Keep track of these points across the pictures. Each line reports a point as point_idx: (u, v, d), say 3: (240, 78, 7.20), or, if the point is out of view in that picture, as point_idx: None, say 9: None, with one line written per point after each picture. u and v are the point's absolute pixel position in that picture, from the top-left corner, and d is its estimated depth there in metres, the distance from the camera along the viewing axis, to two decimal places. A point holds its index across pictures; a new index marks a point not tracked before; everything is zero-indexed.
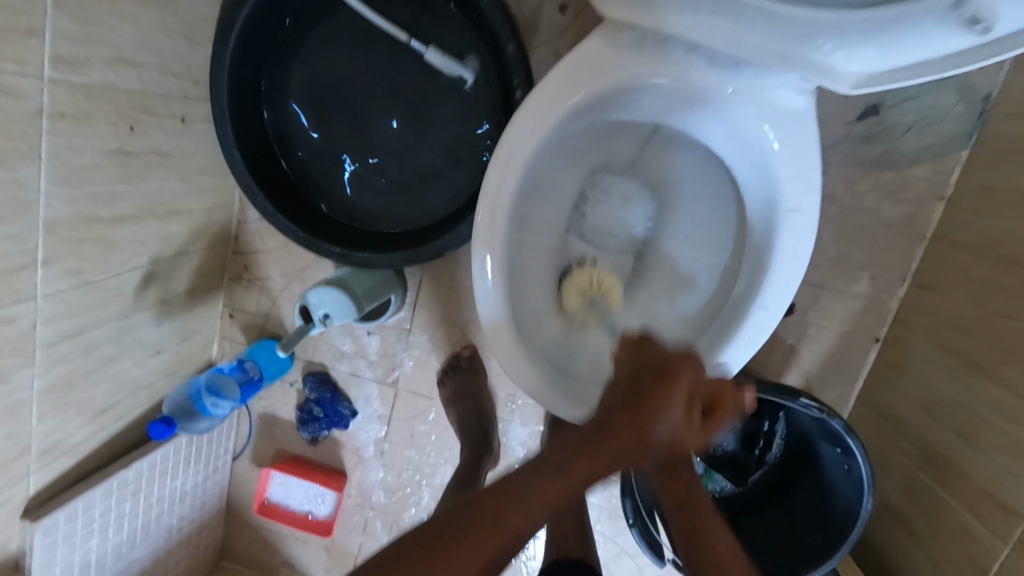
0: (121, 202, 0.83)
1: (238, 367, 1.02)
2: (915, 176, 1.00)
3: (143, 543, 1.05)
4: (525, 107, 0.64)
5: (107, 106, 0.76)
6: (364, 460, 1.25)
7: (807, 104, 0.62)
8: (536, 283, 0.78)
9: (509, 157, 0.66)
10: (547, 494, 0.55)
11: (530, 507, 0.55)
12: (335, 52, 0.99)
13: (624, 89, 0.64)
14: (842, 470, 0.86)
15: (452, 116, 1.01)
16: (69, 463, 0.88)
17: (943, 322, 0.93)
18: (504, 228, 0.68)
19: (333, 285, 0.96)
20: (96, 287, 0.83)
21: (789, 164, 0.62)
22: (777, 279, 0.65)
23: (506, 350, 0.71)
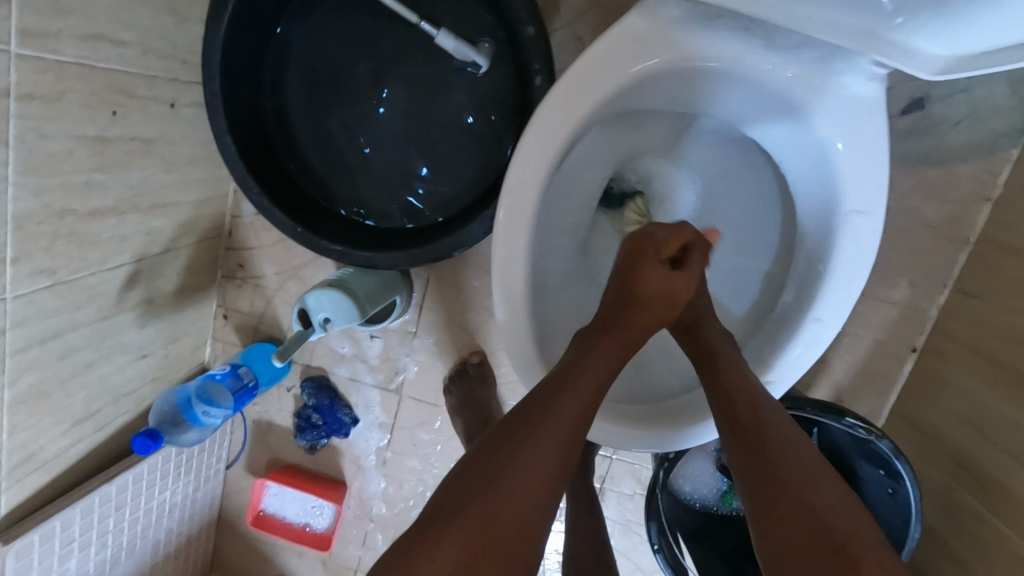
0: (100, 194, 0.75)
1: (232, 372, 0.95)
2: (961, 174, 0.93)
3: (128, 559, 0.99)
4: (555, 91, 0.57)
5: (83, 87, 0.69)
6: (364, 470, 1.18)
7: (878, 92, 0.54)
8: (558, 289, 0.71)
9: (534, 148, 0.58)
10: (557, 428, 0.50)
11: (553, 447, 0.49)
12: (338, 33, 0.92)
13: (666, 71, 0.57)
14: (885, 494, 0.80)
15: (464, 105, 0.93)
16: (44, 478, 0.81)
17: (990, 333, 0.86)
18: (527, 228, 0.61)
19: (334, 287, 0.88)
20: (73, 288, 0.76)
21: (854, 160, 0.55)
22: (835, 291, 0.58)
23: (528, 365, 0.64)
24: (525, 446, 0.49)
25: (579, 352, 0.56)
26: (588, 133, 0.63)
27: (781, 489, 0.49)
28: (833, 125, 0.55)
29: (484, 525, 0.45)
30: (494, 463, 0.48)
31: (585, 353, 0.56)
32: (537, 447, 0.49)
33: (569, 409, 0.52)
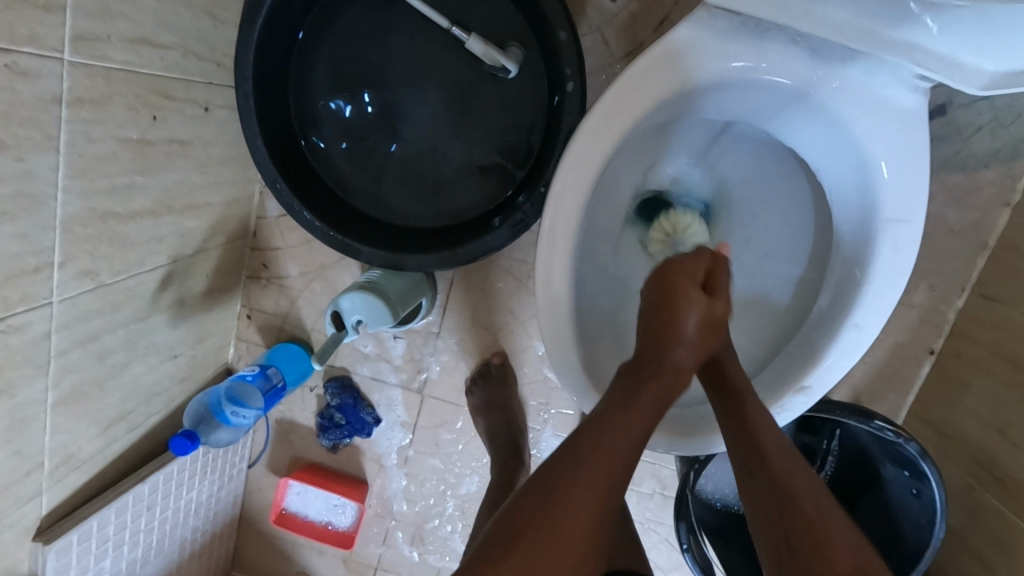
0: (139, 196, 0.76)
1: (261, 374, 0.96)
2: (983, 179, 0.95)
3: (156, 558, 1.00)
4: (602, 99, 0.58)
5: (127, 91, 0.69)
6: (386, 469, 1.19)
7: (920, 104, 0.56)
8: (594, 292, 0.72)
9: (581, 154, 0.60)
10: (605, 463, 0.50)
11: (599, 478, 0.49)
12: (370, 36, 0.93)
13: (714, 81, 0.58)
14: (909, 495, 0.82)
15: (493, 108, 0.94)
16: (81, 478, 0.82)
17: (1010, 335, 0.87)
18: (571, 234, 0.62)
19: (366, 290, 0.89)
20: (112, 290, 0.76)
21: (895, 170, 0.56)
22: (873, 297, 0.59)
23: (568, 366, 0.65)
24: (572, 477, 0.49)
25: (621, 387, 0.55)
26: (631, 141, 0.64)
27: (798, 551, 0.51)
28: (876, 133, 0.56)
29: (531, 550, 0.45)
30: (545, 493, 0.48)
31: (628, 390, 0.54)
32: (583, 484, 0.49)
33: (621, 446, 0.51)
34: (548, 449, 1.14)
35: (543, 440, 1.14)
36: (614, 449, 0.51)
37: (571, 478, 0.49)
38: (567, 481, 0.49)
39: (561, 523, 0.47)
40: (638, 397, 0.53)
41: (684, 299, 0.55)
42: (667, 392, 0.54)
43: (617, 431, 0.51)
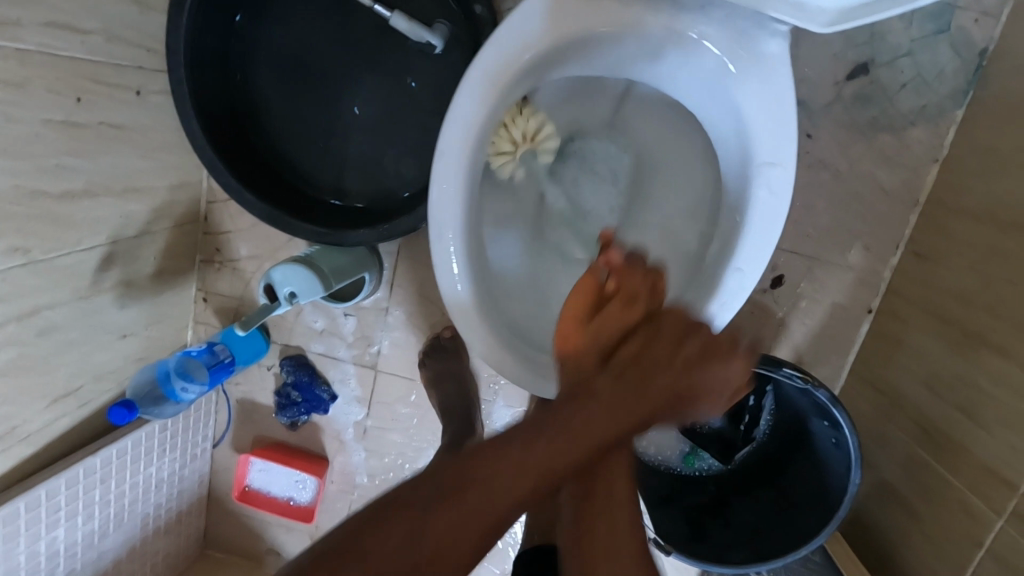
0: (70, 176, 0.79)
1: (208, 349, 0.99)
2: (911, 137, 0.96)
3: (117, 533, 1.03)
4: (481, 54, 0.62)
5: (48, 73, 0.73)
6: (345, 445, 1.22)
7: (781, 48, 0.59)
8: (507, 250, 0.77)
9: (466, 109, 0.63)
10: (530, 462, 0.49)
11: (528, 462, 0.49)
12: (300, 20, 0.95)
13: (586, 37, 0.62)
14: (831, 445, 0.83)
15: (424, 84, 0.96)
16: (29, 450, 0.86)
17: (941, 290, 0.89)
18: (462, 191, 0.66)
19: (299, 263, 0.92)
20: (47, 267, 0.79)
21: (765, 113, 0.59)
22: (754, 239, 0.62)
23: (470, 322, 0.69)
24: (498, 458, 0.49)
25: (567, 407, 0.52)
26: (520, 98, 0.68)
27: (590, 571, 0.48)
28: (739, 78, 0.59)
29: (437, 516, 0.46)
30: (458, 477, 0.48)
31: (587, 413, 0.51)
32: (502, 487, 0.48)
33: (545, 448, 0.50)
34: (500, 420, 1.16)
35: (494, 411, 1.16)
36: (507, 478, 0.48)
37: (476, 502, 0.47)
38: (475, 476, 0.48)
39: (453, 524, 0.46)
40: (612, 418, 0.51)
41: (706, 379, 0.53)
42: (631, 414, 0.52)
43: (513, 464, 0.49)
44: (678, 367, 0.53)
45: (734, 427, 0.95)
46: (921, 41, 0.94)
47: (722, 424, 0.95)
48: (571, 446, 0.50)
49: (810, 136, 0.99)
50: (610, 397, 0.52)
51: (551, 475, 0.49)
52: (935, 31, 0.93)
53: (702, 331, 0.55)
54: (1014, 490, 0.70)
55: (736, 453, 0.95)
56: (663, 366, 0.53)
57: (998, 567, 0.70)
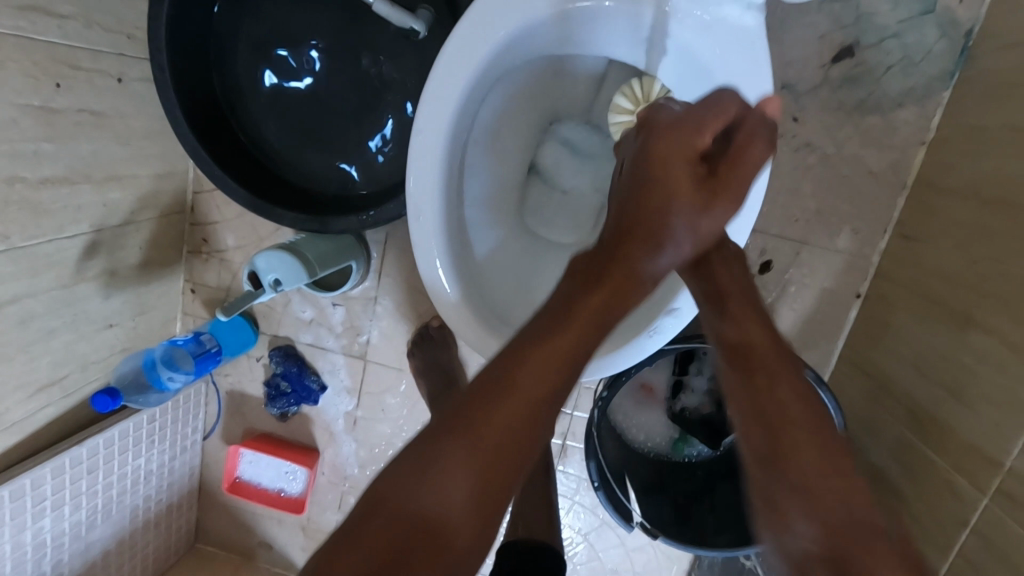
0: (47, 163, 0.79)
1: (194, 339, 1.00)
2: (897, 120, 0.96)
3: (105, 524, 1.03)
4: (456, 34, 0.63)
5: (24, 59, 0.72)
6: (335, 436, 1.22)
7: (757, 22, 0.59)
8: (490, 234, 0.78)
9: (443, 87, 0.64)
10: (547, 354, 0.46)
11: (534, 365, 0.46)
12: (281, 6, 0.95)
13: (559, 13, 0.63)
14: None
15: (407, 70, 0.96)
16: (13, 439, 0.85)
17: (927, 271, 0.89)
18: (439, 170, 0.67)
19: (283, 249, 0.92)
20: (26, 254, 0.79)
21: (744, 89, 0.59)
22: None
23: (451, 302, 0.70)
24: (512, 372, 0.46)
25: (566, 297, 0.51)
26: (498, 76, 0.68)
27: (754, 388, 0.52)
28: (713, 53, 0.60)
29: (463, 440, 0.43)
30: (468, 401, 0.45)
31: (586, 295, 0.50)
32: (514, 392, 0.45)
33: (561, 345, 0.47)
34: None
35: None
36: (527, 370, 0.46)
37: (503, 400, 0.45)
38: (497, 390, 0.45)
39: (483, 444, 0.43)
40: (610, 287, 0.51)
41: (680, 195, 0.52)
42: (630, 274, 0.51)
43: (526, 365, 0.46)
44: (662, 205, 0.52)
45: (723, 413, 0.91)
46: (906, 22, 0.93)
47: (712, 410, 0.92)
48: (579, 323, 0.48)
49: (797, 119, 0.99)
50: (602, 269, 0.51)
51: (574, 350, 0.47)
52: (921, 11, 0.92)
53: (671, 137, 0.54)
54: (998, 468, 0.69)
55: (725, 439, 0.92)
56: (633, 212, 0.53)
57: (984, 547, 0.69)
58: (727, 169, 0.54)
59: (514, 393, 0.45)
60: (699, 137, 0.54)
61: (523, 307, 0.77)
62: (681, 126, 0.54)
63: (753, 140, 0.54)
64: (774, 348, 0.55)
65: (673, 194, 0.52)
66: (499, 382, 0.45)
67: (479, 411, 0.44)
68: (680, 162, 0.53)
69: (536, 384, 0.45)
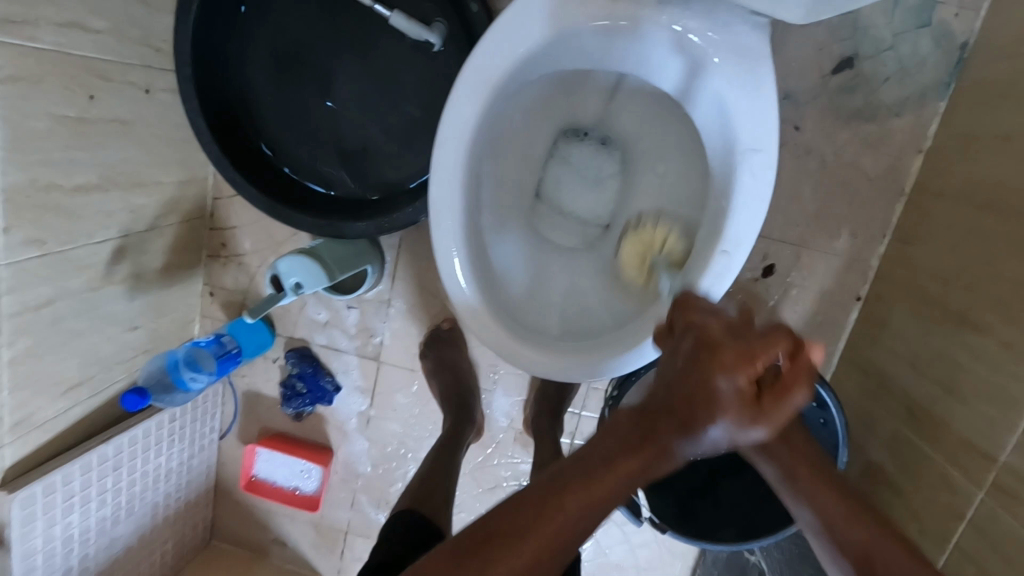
0: (81, 171, 0.82)
1: (216, 340, 1.03)
2: (894, 128, 0.99)
3: (128, 520, 1.06)
4: (476, 51, 0.67)
5: (61, 72, 0.76)
6: (348, 434, 1.25)
7: (761, 40, 0.63)
8: (506, 239, 0.82)
9: (463, 100, 0.68)
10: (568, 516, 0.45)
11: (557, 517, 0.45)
12: (299, 19, 0.98)
13: (574, 30, 0.66)
14: (818, 426, 0.84)
15: (421, 81, 0.99)
16: (44, 437, 0.89)
17: (923, 274, 0.92)
18: (460, 178, 0.70)
19: (304, 254, 0.96)
20: (60, 258, 0.82)
21: (747, 103, 0.63)
22: (737, 223, 0.65)
23: (470, 304, 0.74)
24: (537, 519, 0.45)
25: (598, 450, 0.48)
26: (514, 90, 0.72)
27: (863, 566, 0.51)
28: (720, 69, 0.63)
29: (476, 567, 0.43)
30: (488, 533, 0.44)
31: (612, 466, 0.47)
32: (529, 539, 0.44)
33: (581, 507, 0.46)
34: (499, 409, 1.19)
35: (494, 400, 1.19)
36: (544, 529, 0.45)
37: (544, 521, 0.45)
38: (517, 530, 0.44)
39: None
40: (637, 463, 0.47)
41: (715, 411, 0.44)
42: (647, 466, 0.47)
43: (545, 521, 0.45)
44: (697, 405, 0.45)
45: None
46: (903, 34, 0.97)
47: None
48: (605, 490, 0.46)
49: (798, 127, 1.02)
50: (634, 442, 0.47)
51: (602, 503, 0.46)
52: (917, 24, 0.96)
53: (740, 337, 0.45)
54: (994, 463, 0.72)
55: None
56: (667, 402, 0.46)
57: (977, 537, 0.72)
58: (773, 400, 0.45)
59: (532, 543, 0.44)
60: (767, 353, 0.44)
61: (538, 309, 0.81)
62: (738, 343, 0.45)
63: (797, 386, 0.44)
64: (854, 511, 0.54)
65: (713, 396, 0.44)
66: (519, 523, 0.45)
67: (497, 547, 0.44)
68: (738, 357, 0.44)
69: (546, 542, 0.44)
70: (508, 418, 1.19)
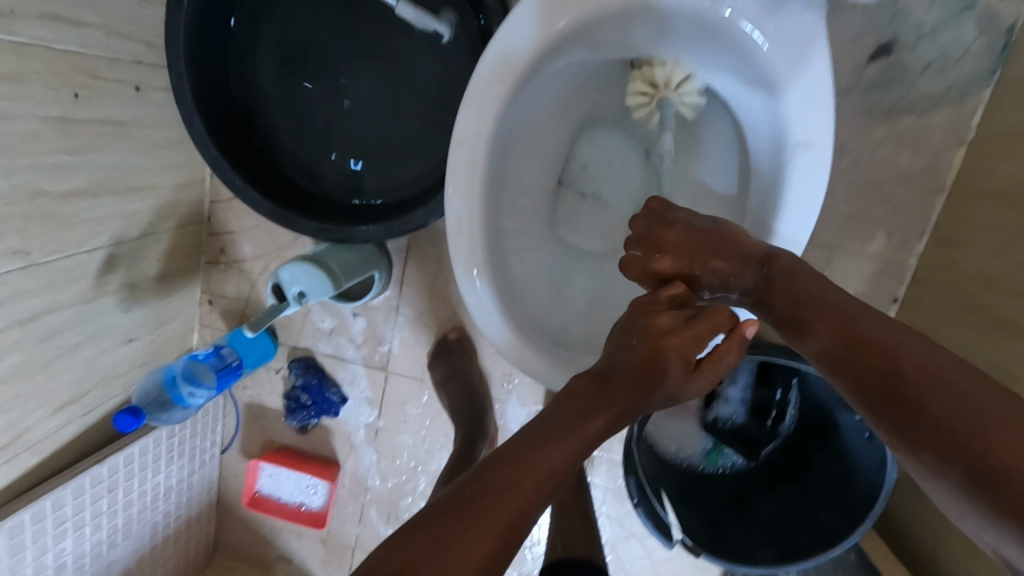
0: (70, 175, 0.77)
1: (215, 353, 0.97)
2: (933, 121, 0.93)
3: (125, 543, 1.01)
4: (501, 39, 0.62)
5: (45, 68, 0.70)
6: (355, 447, 1.19)
7: (817, 22, 0.57)
8: (527, 245, 0.76)
9: (486, 94, 0.62)
10: (552, 457, 0.46)
11: (542, 459, 0.46)
12: (303, 13, 0.92)
13: (607, 16, 0.61)
14: (863, 439, 0.79)
15: (431, 76, 0.93)
16: (34, 459, 0.83)
17: (969, 275, 0.86)
18: (482, 180, 0.65)
19: (308, 261, 0.90)
20: (47, 269, 0.77)
21: (799, 95, 0.58)
22: (787, 226, 0.60)
23: (490, 315, 0.68)
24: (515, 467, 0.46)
25: (571, 405, 0.50)
26: (538, 83, 0.67)
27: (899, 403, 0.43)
28: (770, 56, 0.58)
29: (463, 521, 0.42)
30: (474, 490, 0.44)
31: (583, 416, 0.49)
32: (515, 487, 0.44)
33: (563, 453, 0.47)
34: (514, 419, 1.13)
35: (508, 410, 1.12)
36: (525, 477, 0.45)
37: (510, 487, 0.44)
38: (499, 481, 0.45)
39: (475, 533, 0.42)
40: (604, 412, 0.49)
41: (664, 383, 0.51)
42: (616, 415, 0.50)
43: (529, 466, 0.46)
44: (644, 376, 0.50)
45: (758, 424, 0.91)
46: (944, 19, 0.90)
47: (746, 420, 0.91)
48: (581, 437, 0.48)
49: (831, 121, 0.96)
50: (602, 397, 0.50)
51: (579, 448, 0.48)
52: (960, 8, 0.90)
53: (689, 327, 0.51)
54: None
55: (761, 449, 0.91)
56: (623, 371, 0.51)
57: None
58: (711, 362, 0.52)
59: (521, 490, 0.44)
60: (707, 333, 0.51)
61: (563, 320, 0.75)
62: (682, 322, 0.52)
63: (732, 352, 0.52)
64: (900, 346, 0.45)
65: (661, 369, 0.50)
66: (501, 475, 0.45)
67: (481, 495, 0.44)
68: (694, 332, 0.51)
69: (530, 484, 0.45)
70: None
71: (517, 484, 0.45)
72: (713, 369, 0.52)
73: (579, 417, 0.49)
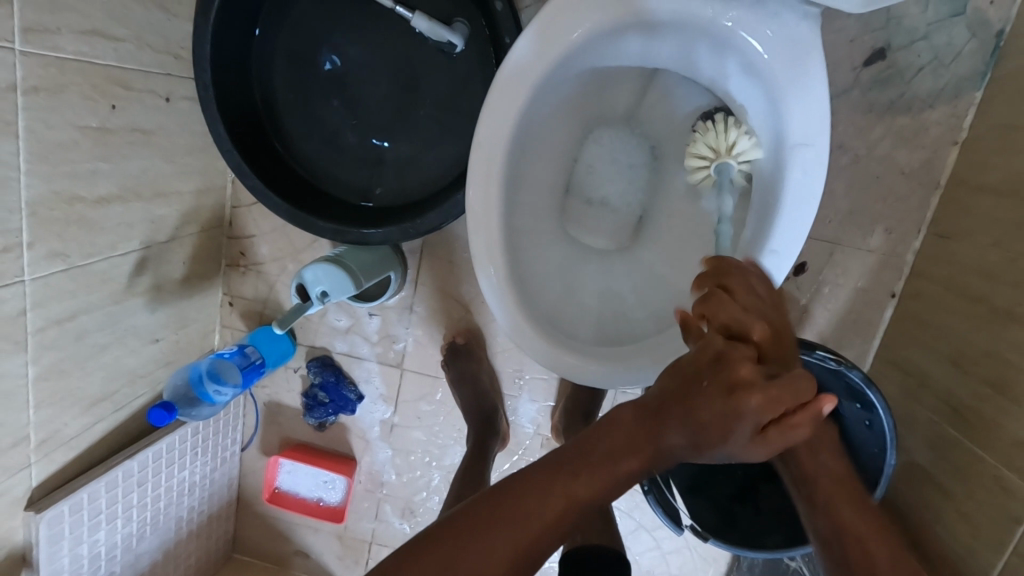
0: (103, 182, 0.81)
1: (239, 351, 1.01)
2: (930, 120, 0.97)
3: (152, 536, 1.04)
4: (519, 48, 0.66)
5: (83, 81, 0.74)
6: (371, 443, 1.23)
7: (813, 30, 0.61)
8: (538, 242, 0.79)
9: (504, 100, 0.66)
10: (560, 501, 0.46)
11: (552, 501, 0.46)
12: (321, 23, 0.96)
13: (617, 26, 0.65)
14: (863, 426, 0.81)
15: (445, 82, 0.97)
16: (70, 454, 0.87)
17: (966, 269, 0.89)
18: (500, 180, 0.69)
19: (329, 262, 0.94)
20: (84, 271, 0.81)
21: (796, 100, 0.62)
22: (788, 222, 0.63)
23: (505, 306, 0.71)
24: (527, 499, 0.46)
25: (600, 446, 0.48)
26: (552, 89, 0.71)
27: None
28: (770, 62, 0.62)
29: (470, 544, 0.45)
30: (484, 511, 0.46)
31: (606, 460, 0.47)
32: (522, 522, 0.46)
33: (573, 494, 0.47)
34: (525, 415, 1.17)
35: (520, 406, 1.17)
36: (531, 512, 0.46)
37: (519, 517, 0.46)
38: (509, 508, 0.46)
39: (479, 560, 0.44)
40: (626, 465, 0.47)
41: (717, 443, 0.45)
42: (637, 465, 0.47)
43: (543, 501, 0.46)
44: (693, 434, 0.45)
45: None
46: (937, 23, 0.94)
47: None
48: (599, 480, 0.47)
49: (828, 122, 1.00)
50: (631, 445, 0.47)
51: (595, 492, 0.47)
52: (951, 13, 0.93)
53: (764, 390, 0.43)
54: None
55: None
56: (671, 421, 0.46)
57: None
58: (773, 432, 0.44)
59: (526, 524, 0.46)
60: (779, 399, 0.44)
61: (572, 312, 0.78)
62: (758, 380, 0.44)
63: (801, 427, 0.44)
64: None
65: (716, 430, 0.44)
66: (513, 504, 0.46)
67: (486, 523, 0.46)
68: (763, 395, 0.43)
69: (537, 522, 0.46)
70: (534, 425, 1.17)
71: (521, 517, 0.46)
72: (772, 439, 0.44)
73: (599, 464, 0.47)
